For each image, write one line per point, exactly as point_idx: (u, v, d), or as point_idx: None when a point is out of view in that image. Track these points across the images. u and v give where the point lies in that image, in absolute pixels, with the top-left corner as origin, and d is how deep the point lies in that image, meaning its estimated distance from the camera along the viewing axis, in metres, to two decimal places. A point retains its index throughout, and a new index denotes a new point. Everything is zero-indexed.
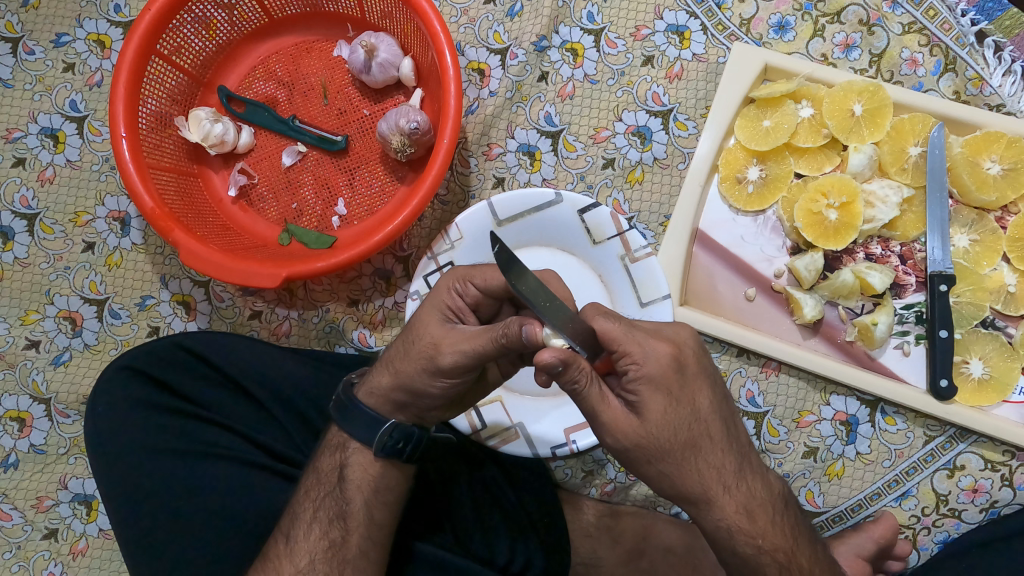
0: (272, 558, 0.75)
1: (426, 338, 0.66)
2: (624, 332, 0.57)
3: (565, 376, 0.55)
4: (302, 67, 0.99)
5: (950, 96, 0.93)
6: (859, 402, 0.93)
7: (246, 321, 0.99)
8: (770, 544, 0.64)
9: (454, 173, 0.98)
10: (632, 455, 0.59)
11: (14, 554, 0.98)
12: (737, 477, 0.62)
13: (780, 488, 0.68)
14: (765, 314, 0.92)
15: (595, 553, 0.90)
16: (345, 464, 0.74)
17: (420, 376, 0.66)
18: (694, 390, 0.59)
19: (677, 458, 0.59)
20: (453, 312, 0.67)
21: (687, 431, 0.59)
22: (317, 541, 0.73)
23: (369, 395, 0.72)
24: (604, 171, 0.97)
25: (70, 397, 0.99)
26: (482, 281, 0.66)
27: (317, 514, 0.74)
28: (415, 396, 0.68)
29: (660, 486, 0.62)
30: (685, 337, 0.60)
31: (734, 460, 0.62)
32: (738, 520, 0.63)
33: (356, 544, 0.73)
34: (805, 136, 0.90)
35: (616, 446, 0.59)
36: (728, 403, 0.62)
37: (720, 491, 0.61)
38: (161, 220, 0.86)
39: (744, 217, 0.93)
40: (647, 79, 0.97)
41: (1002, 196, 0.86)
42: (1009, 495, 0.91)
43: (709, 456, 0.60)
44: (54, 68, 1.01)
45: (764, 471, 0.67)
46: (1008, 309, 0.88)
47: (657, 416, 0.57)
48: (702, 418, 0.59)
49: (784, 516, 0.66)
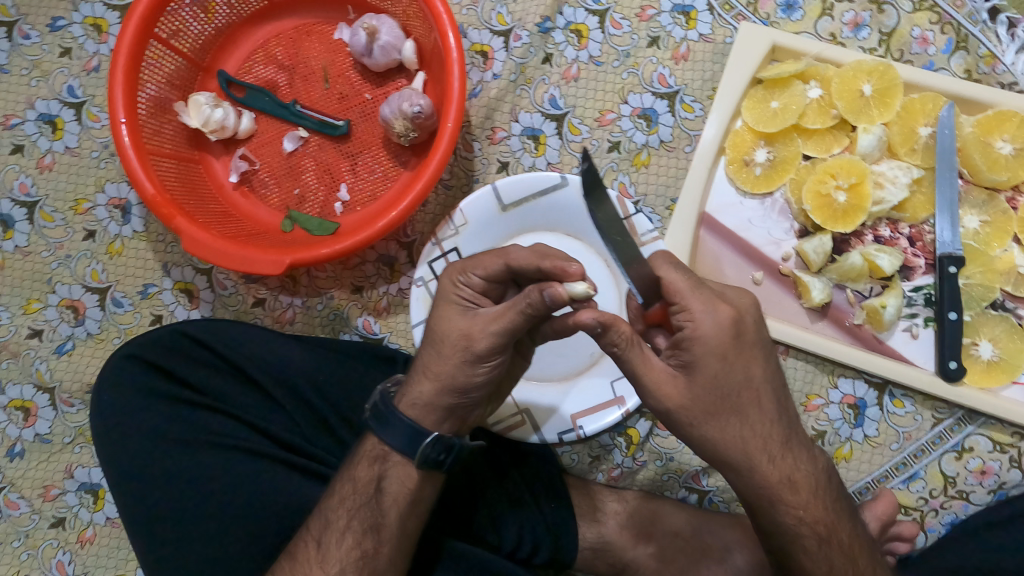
0: (301, 561, 0.73)
1: (454, 333, 0.65)
2: (688, 286, 0.57)
3: (609, 335, 0.56)
4: (302, 50, 0.97)
5: (960, 74, 0.91)
6: (867, 385, 0.92)
7: (249, 309, 0.99)
8: (810, 517, 0.64)
9: (458, 157, 0.97)
10: (675, 415, 0.59)
11: (21, 542, 0.98)
12: (783, 449, 0.61)
13: (825, 462, 0.67)
14: (772, 297, 0.91)
15: (606, 537, 0.90)
16: (384, 477, 0.72)
17: (461, 369, 0.66)
18: (749, 359, 0.58)
19: (722, 424, 0.59)
20: (467, 302, 0.67)
21: (736, 397, 0.58)
22: (349, 551, 0.72)
23: (411, 406, 0.69)
24: (609, 154, 0.95)
25: (74, 386, 0.98)
26: (483, 268, 0.66)
27: (350, 523, 0.72)
28: (462, 393, 0.68)
29: (704, 452, 0.61)
30: (747, 305, 0.59)
31: (782, 431, 0.61)
32: (780, 490, 0.62)
33: (387, 555, 0.72)
34: (814, 117, 0.88)
35: (660, 406, 0.59)
36: (780, 375, 0.62)
37: (765, 461, 0.61)
38: (163, 207, 0.85)
39: (751, 199, 0.92)
40: (653, 60, 0.95)
41: (1014, 175, 0.85)
42: (1017, 477, 0.91)
43: (756, 424, 0.60)
44: (50, 53, 1.00)
45: (812, 445, 0.65)
46: (1019, 291, 0.87)
47: (709, 377, 0.57)
48: (754, 386, 0.59)
49: (826, 491, 0.66)
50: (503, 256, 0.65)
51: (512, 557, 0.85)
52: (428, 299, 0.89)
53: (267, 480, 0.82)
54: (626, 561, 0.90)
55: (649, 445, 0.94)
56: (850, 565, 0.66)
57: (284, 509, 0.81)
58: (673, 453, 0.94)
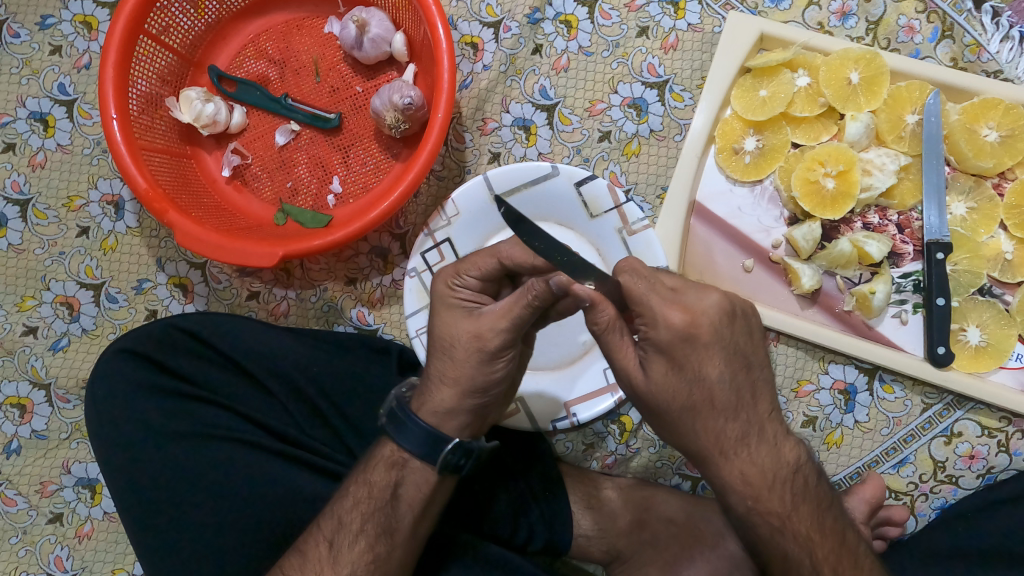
0: (311, 558, 0.72)
1: (463, 336, 0.66)
2: (645, 290, 0.57)
3: (591, 316, 0.59)
4: (293, 44, 0.97)
5: (946, 63, 0.92)
6: (856, 370, 0.93)
7: (243, 303, 0.99)
8: (763, 506, 0.64)
9: (450, 148, 0.97)
10: (640, 405, 0.62)
11: (19, 538, 0.98)
12: (739, 443, 0.62)
13: (795, 457, 0.66)
14: (763, 285, 0.92)
15: (600, 526, 0.90)
16: (400, 483, 0.72)
17: (479, 370, 0.67)
18: (702, 358, 0.58)
19: (674, 417, 0.61)
20: (466, 302, 0.68)
21: (687, 395, 0.59)
22: (361, 554, 0.71)
23: (432, 414, 0.70)
24: (600, 144, 0.96)
25: (70, 382, 0.99)
26: (477, 268, 0.68)
27: (363, 527, 0.72)
28: (483, 392, 0.69)
29: (667, 436, 0.64)
30: (706, 306, 0.58)
31: (739, 426, 0.61)
32: (732, 481, 0.63)
33: (399, 558, 0.73)
34: (802, 105, 0.89)
35: (627, 392, 0.62)
36: (746, 372, 0.61)
37: (715, 452, 0.62)
38: (155, 201, 0.86)
39: (741, 187, 0.93)
40: (643, 50, 0.96)
41: (1000, 162, 0.85)
42: (1005, 461, 0.92)
43: (710, 420, 0.60)
44: (40, 51, 1.00)
45: (781, 440, 0.64)
46: (1006, 276, 0.88)
47: (659, 377, 0.59)
48: (707, 385, 0.59)
49: (787, 485, 0.65)
50: (495, 255, 0.67)
51: (508, 543, 0.87)
52: (421, 290, 0.89)
53: (265, 473, 0.83)
54: (619, 548, 0.90)
55: (642, 432, 0.95)
56: (817, 550, 0.67)
57: (281, 500, 0.82)
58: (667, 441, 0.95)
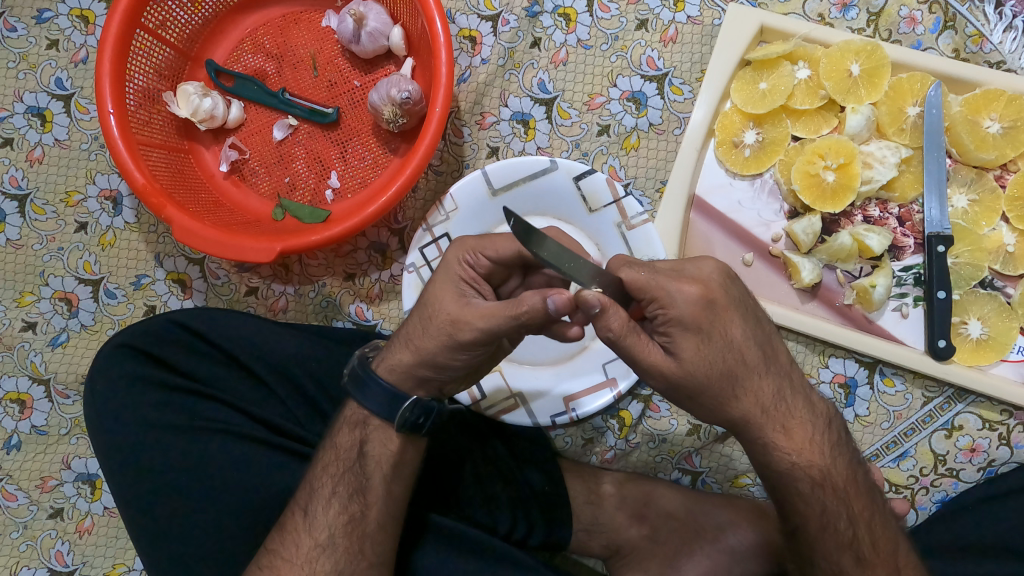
0: (289, 530, 0.73)
1: (442, 315, 0.65)
2: (648, 277, 0.57)
3: (603, 322, 0.55)
4: (290, 38, 0.97)
5: (949, 54, 0.92)
6: (857, 364, 0.93)
7: (242, 298, 0.99)
8: (806, 459, 0.66)
9: (448, 142, 0.97)
10: (676, 391, 0.61)
11: (20, 533, 0.99)
12: (775, 399, 0.63)
13: (824, 408, 0.69)
14: (763, 279, 0.92)
15: (599, 520, 0.90)
16: (365, 441, 0.73)
17: (442, 351, 0.66)
18: (725, 321, 0.59)
19: (717, 389, 0.60)
20: (467, 283, 0.67)
21: (723, 362, 0.59)
22: (336, 516, 0.72)
23: (390, 372, 0.70)
24: (599, 138, 0.96)
25: (69, 377, 0.99)
26: (495, 249, 0.66)
27: (335, 489, 0.73)
28: (440, 369, 0.68)
29: (707, 414, 0.64)
30: (710, 273, 0.59)
31: (773, 382, 0.63)
32: (775, 438, 0.65)
33: (375, 517, 0.73)
34: (802, 98, 0.88)
35: (659, 384, 0.61)
36: (760, 327, 0.62)
37: (759, 414, 0.63)
38: (152, 196, 0.85)
39: (740, 181, 0.92)
40: (642, 43, 0.95)
41: (1002, 154, 0.85)
42: (1006, 454, 0.91)
43: (749, 379, 0.61)
44: (37, 45, 1.00)
45: (807, 391, 0.67)
46: (1007, 269, 0.87)
47: (691, 355, 0.58)
48: (736, 347, 0.60)
49: (824, 434, 0.67)
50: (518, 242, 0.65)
51: (507, 538, 0.86)
52: (419, 285, 0.89)
53: (265, 466, 0.83)
54: (619, 542, 0.90)
55: (641, 427, 0.95)
56: (853, 504, 0.67)
57: (279, 493, 0.82)
58: (666, 435, 0.95)
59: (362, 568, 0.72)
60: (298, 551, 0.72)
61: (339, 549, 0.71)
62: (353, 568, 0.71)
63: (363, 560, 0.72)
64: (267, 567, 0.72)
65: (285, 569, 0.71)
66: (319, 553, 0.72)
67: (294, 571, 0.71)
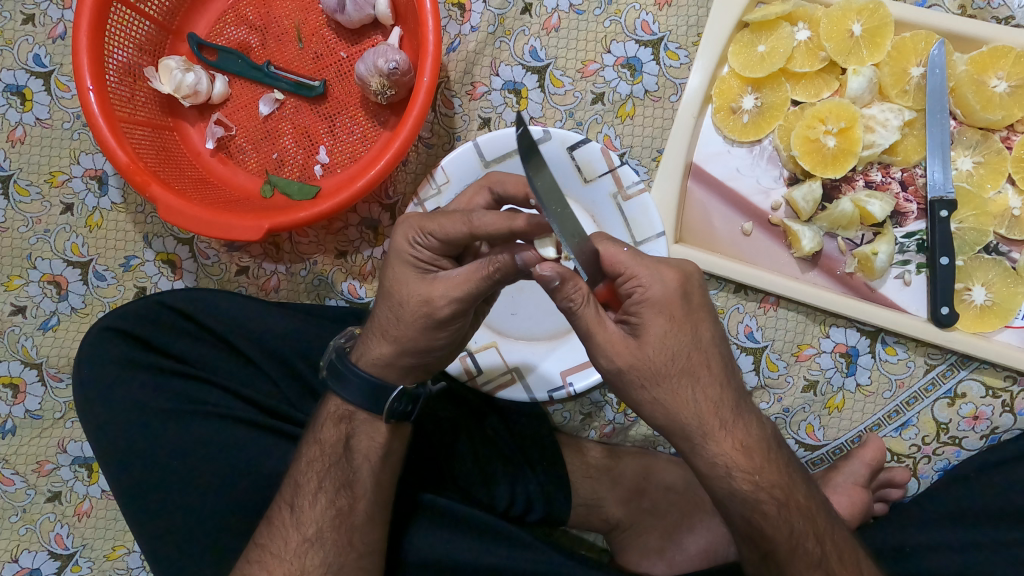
0: (277, 524, 0.72)
1: (414, 300, 0.64)
2: (629, 255, 0.58)
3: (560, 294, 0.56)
4: (273, 8, 0.94)
5: (954, 11, 0.89)
6: (859, 333, 0.91)
7: (233, 278, 0.97)
8: (768, 480, 0.63)
9: (438, 114, 0.95)
10: (625, 378, 0.58)
11: (19, 517, 0.98)
12: (734, 414, 0.61)
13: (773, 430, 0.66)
14: (763, 248, 0.90)
15: (598, 495, 0.90)
16: (352, 435, 0.73)
17: (422, 334, 0.66)
18: (697, 320, 0.59)
19: (674, 384, 0.58)
20: (423, 263, 0.64)
21: (687, 357, 0.58)
22: (324, 510, 0.71)
23: (371, 365, 0.70)
24: (593, 106, 0.93)
25: (61, 360, 0.98)
26: (443, 231, 0.61)
27: (322, 484, 0.72)
28: (424, 353, 0.68)
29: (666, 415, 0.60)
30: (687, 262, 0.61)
31: (733, 396, 0.61)
32: (734, 456, 0.61)
33: (364, 510, 0.73)
34: (802, 60, 0.86)
35: (609, 368, 0.58)
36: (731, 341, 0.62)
37: (716, 425, 0.60)
38: (137, 175, 0.83)
39: (739, 148, 0.90)
40: (636, 7, 0.92)
41: (1009, 114, 0.82)
42: (1009, 421, 0.90)
43: (707, 385, 0.60)
44: (13, 21, 0.97)
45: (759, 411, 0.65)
46: (1012, 233, 0.85)
47: (655, 340, 0.57)
48: (704, 347, 0.59)
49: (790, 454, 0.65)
50: (466, 221, 0.60)
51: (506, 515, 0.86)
52: None
53: (257, 451, 0.82)
54: (619, 518, 0.90)
55: None
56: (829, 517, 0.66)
57: (272, 476, 0.81)
58: None
59: (351, 560, 0.71)
60: (286, 546, 0.71)
61: (327, 543, 0.71)
62: (343, 560, 0.71)
63: (353, 551, 0.72)
64: (256, 562, 0.71)
65: (275, 566, 0.70)
66: (307, 547, 0.71)
67: (283, 566, 0.70)
